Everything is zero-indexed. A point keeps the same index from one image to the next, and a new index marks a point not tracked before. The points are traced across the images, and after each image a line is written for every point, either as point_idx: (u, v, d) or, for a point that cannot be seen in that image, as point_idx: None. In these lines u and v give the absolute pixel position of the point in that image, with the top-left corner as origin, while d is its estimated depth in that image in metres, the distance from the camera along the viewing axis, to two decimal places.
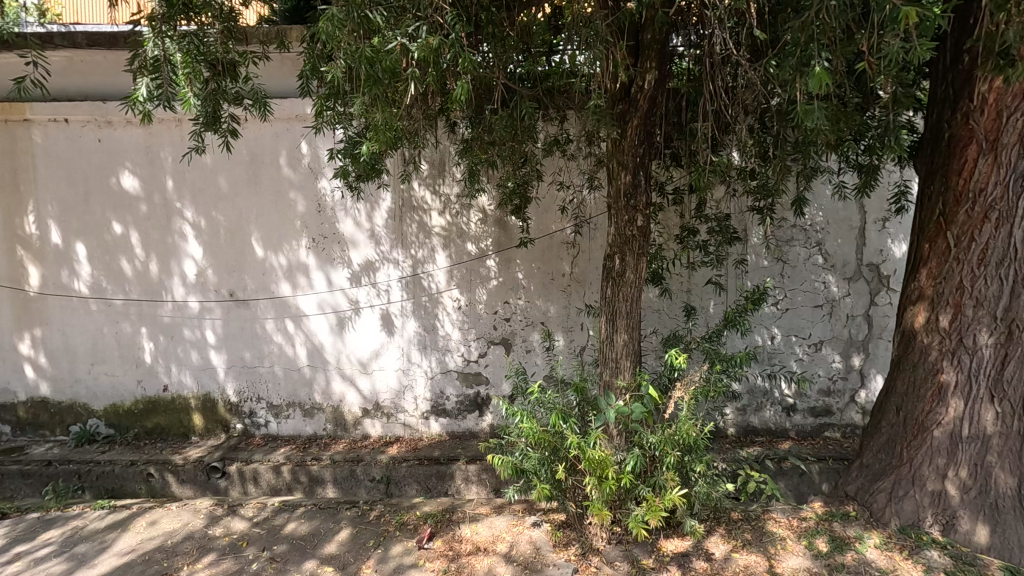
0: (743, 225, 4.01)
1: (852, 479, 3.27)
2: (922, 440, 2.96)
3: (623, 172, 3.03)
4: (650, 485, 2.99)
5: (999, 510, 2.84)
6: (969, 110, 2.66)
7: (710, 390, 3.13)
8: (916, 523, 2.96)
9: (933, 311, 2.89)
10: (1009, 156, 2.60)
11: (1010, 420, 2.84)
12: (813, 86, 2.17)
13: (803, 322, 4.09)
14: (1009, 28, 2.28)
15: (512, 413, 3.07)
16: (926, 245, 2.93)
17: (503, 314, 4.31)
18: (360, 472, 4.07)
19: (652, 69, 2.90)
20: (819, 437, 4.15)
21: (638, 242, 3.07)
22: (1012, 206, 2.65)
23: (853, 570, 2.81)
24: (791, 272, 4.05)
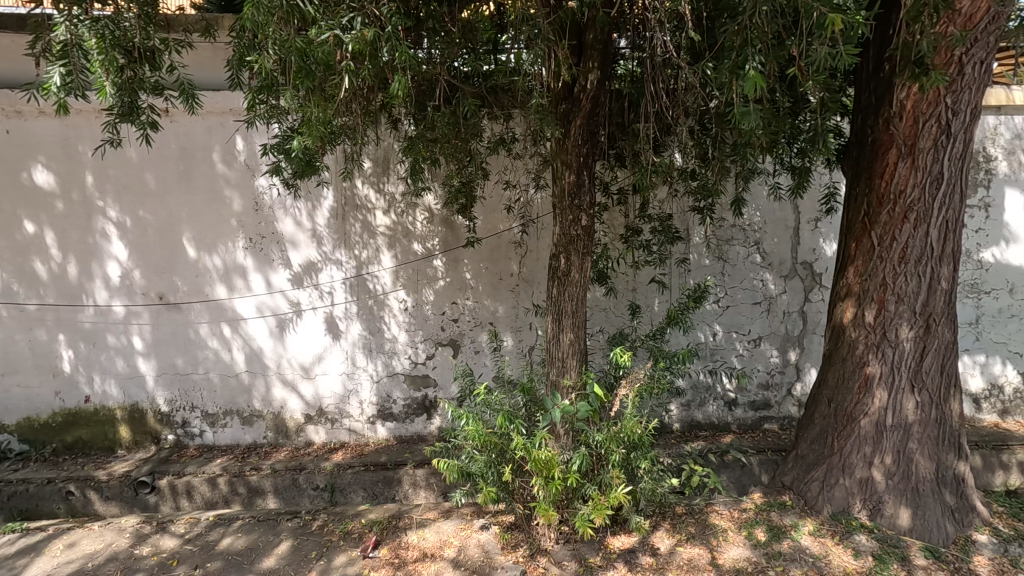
0: (685, 225, 4.10)
1: (789, 470, 3.40)
2: (851, 430, 3.10)
3: (567, 172, 3.04)
4: (596, 483, 3.01)
5: (920, 494, 3.01)
6: (890, 116, 2.80)
7: (654, 387, 3.18)
8: (846, 510, 3.10)
9: (859, 307, 3.04)
10: (926, 160, 2.75)
11: (929, 409, 3.01)
12: (748, 89, 2.23)
13: (743, 319, 4.22)
14: (923, 39, 2.46)
15: (458, 416, 3.03)
16: (852, 244, 3.07)
17: (450, 314, 4.25)
18: (303, 481, 3.90)
19: (595, 69, 2.92)
20: (759, 429, 4.29)
21: (582, 241, 3.09)
22: (928, 207, 2.81)
23: (789, 558, 2.91)
24: (731, 270, 4.18)
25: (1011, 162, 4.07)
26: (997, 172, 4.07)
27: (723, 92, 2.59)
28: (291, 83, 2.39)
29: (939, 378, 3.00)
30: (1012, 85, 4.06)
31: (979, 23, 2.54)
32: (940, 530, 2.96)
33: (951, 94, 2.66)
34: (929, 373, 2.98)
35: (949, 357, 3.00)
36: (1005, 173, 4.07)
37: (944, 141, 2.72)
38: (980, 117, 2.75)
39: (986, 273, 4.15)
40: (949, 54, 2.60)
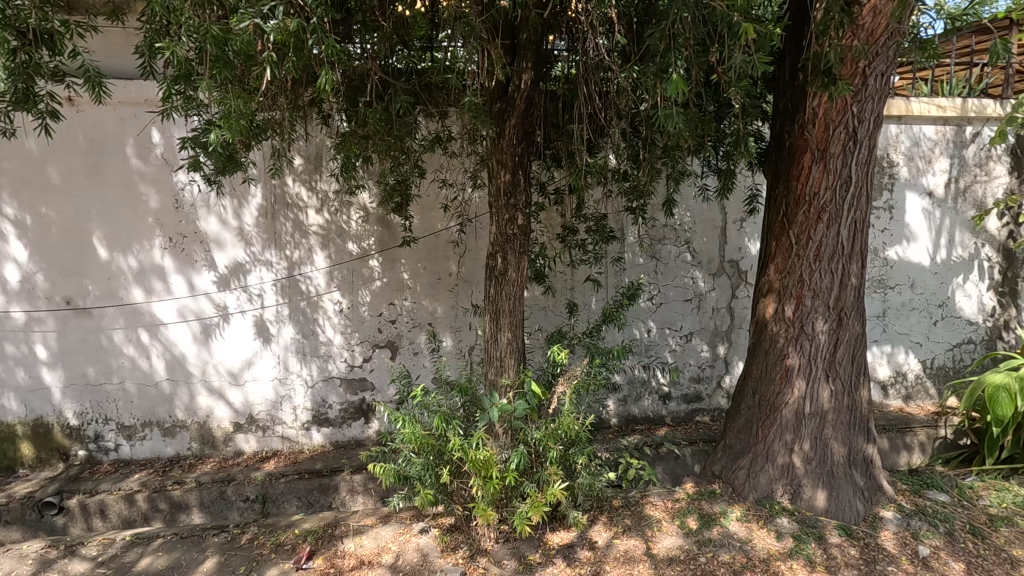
0: (620, 225, 4.20)
1: (718, 460, 3.56)
2: (773, 419, 3.28)
3: (502, 171, 3.04)
4: (534, 481, 3.04)
5: (835, 476, 3.22)
6: (804, 123, 2.98)
7: (590, 383, 3.23)
8: (770, 495, 3.27)
9: (780, 302, 3.22)
10: (836, 164, 2.94)
11: (841, 397, 3.22)
12: (671, 92, 2.32)
13: (675, 315, 4.38)
14: (830, 50, 2.67)
15: (395, 419, 2.97)
16: (773, 243, 3.25)
17: (388, 315, 4.16)
18: (231, 493, 3.70)
19: (528, 69, 2.94)
20: (692, 421, 4.46)
21: (519, 240, 3.10)
22: (839, 208, 3.00)
23: (718, 543, 3.04)
24: (663, 268, 4.32)
25: (911, 168, 4.43)
26: (899, 176, 4.42)
27: (648, 95, 2.68)
28: (207, 72, 2.25)
29: (850, 367, 3.22)
30: (910, 97, 4.42)
31: (880, 38, 2.74)
32: (853, 509, 3.18)
33: (857, 103, 2.86)
34: (841, 363, 3.19)
35: (859, 348, 3.23)
36: (906, 178, 4.43)
37: (852, 146, 2.92)
38: (882, 125, 2.97)
39: (890, 269, 4.49)
40: (854, 66, 2.80)
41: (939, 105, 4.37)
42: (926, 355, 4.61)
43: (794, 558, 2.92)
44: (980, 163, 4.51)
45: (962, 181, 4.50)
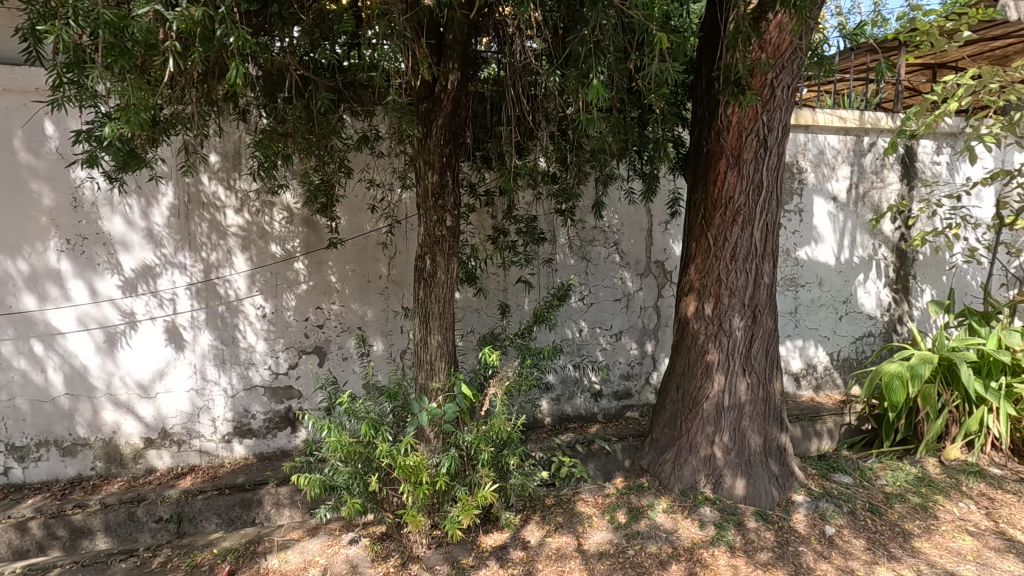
0: (551, 227, 4.25)
1: (646, 454, 3.68)
2: (695, 413, 3.43)
3: (430, 172, 3.01)
4: (465, 484, 3.02)
5: (752, 465, 3.40)
6: (720, 130, 3.14)
7: (521, 384, 3.25)
8: (694, 486, 3.42)
9: (700, 301, 3.37)
10: (749, 170, 3.12)
11: (757, 389, 3.41)
12: (592, 97, 2.38)
13: (605, 315, 4.48)
14: (738, 62, 2.86)
15: (320, 427, 2.87)
16: (693, 244, 3.40)
17: (315, 320, 4.01)
18: (142, 514, 3.43)
19: (455, 70, 2.93)
20: (622, 417, 4.59)
21: (448, 242, 3.08)
22: (752, 211, 3.18)
23: (646, 535, 3.14)
24: (594, 269, 4.41)
25: (817, 174, 4.76)
26: (807, 182, 4.74)
27: (572, 99, 2.73)
28: (102, 60, 2.08)
29: (764, 361, 3.41)
30: (816, 109, 4.75)
31: (785, 53, 2.94)
32: (768, 495, 3.37)
33: (766, 113, 3.04)
34: (756, 357, 3.38)
35: (772, 342, 3.43)
36: (813, 183, 4.76)
37: (763, 153, 3.10)
38: (789, 134, 3.17)
39: (801, 269, 4.81)
40: (763, 78, 2.98)
41: (841, 117, 4.72)
42: (833, 348, 4.97)
43: (716, 545, 3.05)
44: (876, 171, 4.91)
45: (861, 187, 4.88)
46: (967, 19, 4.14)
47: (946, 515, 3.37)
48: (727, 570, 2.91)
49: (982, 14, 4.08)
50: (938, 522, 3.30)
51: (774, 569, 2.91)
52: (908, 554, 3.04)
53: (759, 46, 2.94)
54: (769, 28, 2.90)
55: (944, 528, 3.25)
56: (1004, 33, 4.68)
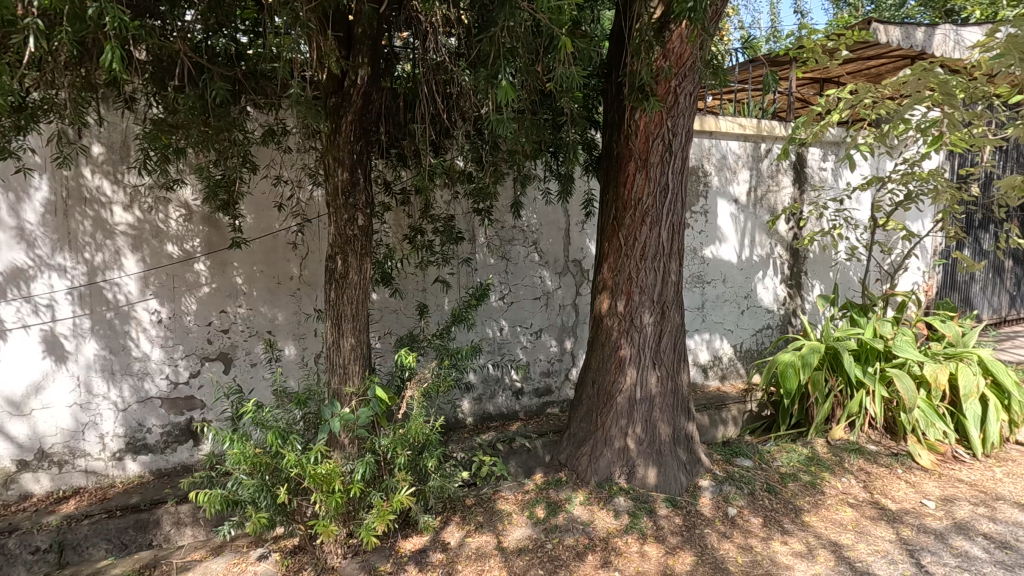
0: (470, 226, 4.24)
1: (564, 449, 3.77)
2: (610, 407, 3.55)
3: (339, 169, 2.91)
4: (381, 490, 2.95)
5: (663, 454, 3.56)
6: (629, 134, 3.26)
7: (439, 386, 3.21)
8: (609, 477, 3.54)
9: (613, 299, 3.49)
10: (656, 173, 3.26)
11: (667, 382, 3.57)
12: (501, 98, 2.42)
13: (525, 313, 4.53)
14: (642, 70, 2.99)
15: (221, 439, 2.69)
16: (606, 243, 3.51)
17: (218, 325, 3.75)
18: (13, 546, 3.07)
19: (365, 65, 2.85)
20: (543, 414, 4.67)
21: (360, 242, 3.00)
22: (660, 212, 3.33)
23: (564, 529, 3.21)
24: (513, 268, 4.44)
25: (720, 178, 5.07)
26: (712, 185, 5.04)
27: (483, 100, 2.76)
28: None
29: (673, 355, 3.57)
30: (718, 116, 5.04)
31: (687, 62, 3.10)
32: (677, 482, 3.55)
33: (671, 119, 3.20)
34: (665, 352, 3.54)
35: (680, 337, 3.60)
36: (718, 186, 5.06)
37: (668, 157, 3.25)
38: (692, 139, 3.35)
39: (707, 267, 5.10)
40: (667, 85, 3.13)
41: (741, 124, 5.04)
42: (736, 340, 5.31)
43: (629, 533, 3.18)
44: (772, 175, 5.30)
45: (759, 190, 5.25)
46: (845, 39, 4.57)
47: (831, 490, 3.70)
48: (639, 557, 3.04)
49: (857, 35, 4.53)
50: (824, 497, 3.61)
51: (681, 552, 3.07)
52: (798, 528, 3.31)
53: (663, 55, 3.09)
54: (672, 38, 3.05)
55: (829, 502, 3.56)
56: (877, 53, 5.19)
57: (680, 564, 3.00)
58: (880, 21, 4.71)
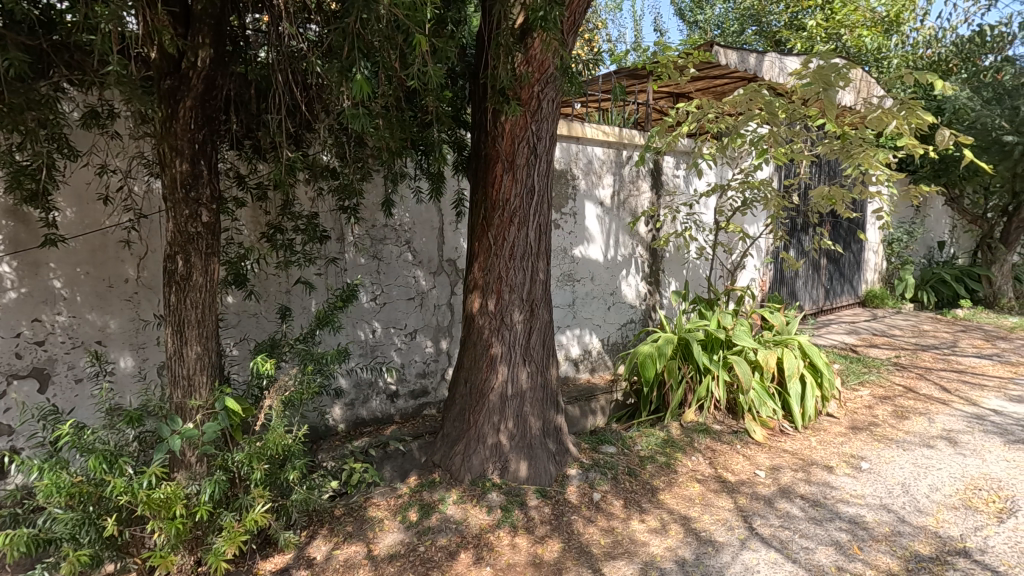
0: (337, 224, 4.05)
1: (438, 449, 3.76)
2: (482, 405, 3.59)
3: (177, 160, 2.64)
4: (235, 510, 2.72)
5: (533, 447, 3.67)
6: (495, 135, 3.33)
7: (301, 394, 3.02)
8: (482, 474, 3.58)
9: (484, 298, 3.55)
10: (522, 175, 3.36)
11: (537, 377, 3.68)
12: (356, 92, 2.42)
13: (399, 314, 4.42)
14: (501, 74, 3.09)
15: (29, 469, 2.31)
16: (476, 242, 3.55)
17: (31, 336, 3.19)
18: None
19: (206, 46, 2.63)
20: (419, 415, 4.59)
21: (205, 240, 2.74)
22: (527, 212, 3.42)
23: (437, 529, 3.20)
24: (385, 268, 4.32)
25: (587, 182, 5.34)
26: (579, 188, 5.29)
27: (339, 95, 2.74)
28: None
29: (543, 350, 3.69)
30: (584, 124, 5.29)
31: (549, 69, 3.24)
32: (547, 473, 3.68)
33: (535, 123, 3.31)
34: (535, 348, 3.64)
35: (549, 333, 3.72)
36: (585, 189, 5.33)
37: (534, 160, 3.36)
38: (556, 142, 3.48)
39: (576, 266, 5.35)
40: (530, 90, 3.24)
41: (604, 132, 5.33)
42: (604, 335, 5.64)
43: (500, 527, 3.24)
44: (633, 180, 5.70)
45: (622, 194, 5.62)
46: (692, 58, 5.04)
47: (683, 468, 4.07)
48: (509, 549, 3.11)
49: (701, 56, 5.02)
50: (677, 475, 3.96)
51: (549, 540, 3.19)
52: (654, 506, 3.59)
53: (526, 61, 3.19)
54: (534, 45, 3.16)
55: (681, 480, 3.91)
56: (720, 74, 5.76)
57: (548, 552, 3.11)
58: (720, 45, 5.24)
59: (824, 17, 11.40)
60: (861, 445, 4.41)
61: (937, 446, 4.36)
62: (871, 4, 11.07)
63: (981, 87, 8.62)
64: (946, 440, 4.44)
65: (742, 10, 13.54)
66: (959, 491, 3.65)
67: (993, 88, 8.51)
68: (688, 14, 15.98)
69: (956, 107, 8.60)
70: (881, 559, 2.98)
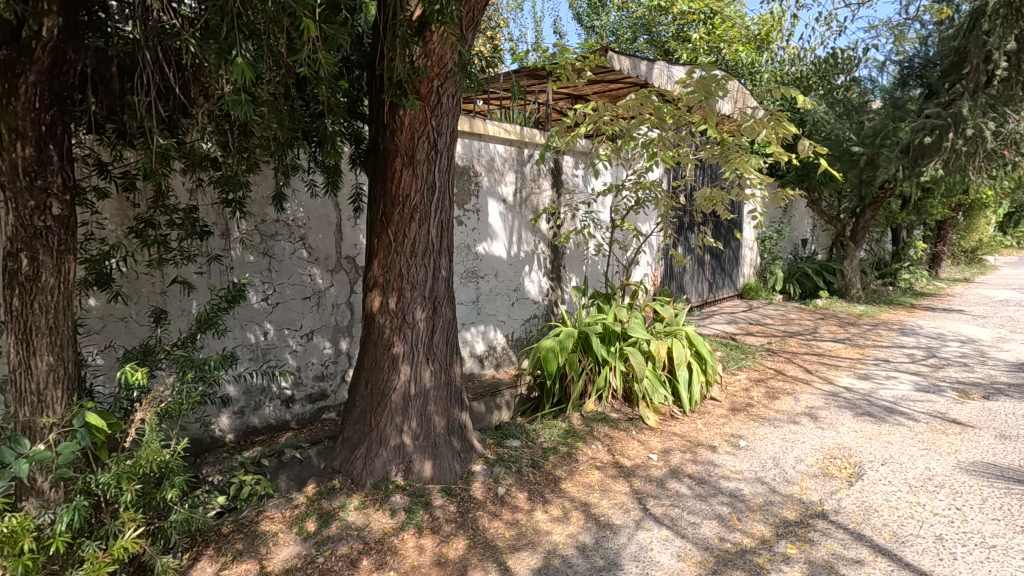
0: (220, 219, 3.74)
1: (337, 455, 3.62)
2: (384, 407, 3.50)
3: (19, 143, 2.30)
4: (100, 538, 2.44)
5: (438, 446, 3.64)
6: (394, 129, 3.24)
7: (181, 404, 2.76)
8: (385, 477, 3.50)
9: (384, 296, 3.45)
10: (422, 170, 3.30)
11: (440, 375, 3.64)
12: (236, 77, 2.25)
13: (294, 314, 4.17)
14: (396, 67, 3.01)
15: None
16: (375, 239, 3.44)
17: None
18: None
19: (55, 15, 2.31)
20: (317, 420, 4.38)
21: (56, 235, 2.41)
22: (428, 209, 3.37)
23: (336, 538, 3.07)
24: (277, 266, 4.06)
25: (489, 178, 5.37)
26: (482, 185, 5.31)
27: (219, 79, 2.52)
28: None
29: (445, 349, 3.66)
30: (486, 121, 5.29)
31: (448, 64, 3.19)
32: (451, 471, 3.66)
33: (435, 118, 3.26)
34: (438, 346, 3.60)
35: (452, 331, 3.70)
36: (487, 186, 5.36)
37: (434, 155, 3.31)
38: (456, 139, 3.45)
39: (480, 263, 5.37)
40: (430, 85, 3.18)
41: (506, 130, 5.36)
42: (508, 331, 5.71)
43: (405, 529, 3.18)
44: (534, 179, 5.82)
45: (524, 192, 5.72)
46: (589, 62, 5.24)
47: (584, 457, 4.23)
48: (414, 551, 3.06)
49: (598, 61, 5.23)
50: (578, 464, 4.11)
51: (454, 538, 3.18)
52: (556, 496, 3.70)
53: (424, 55, 3.13)
54: (433, 39, 3.10)
55: (581, 468, 4.07)
56: (615, 78, 5.93)
57: (453, 550, 3.10)
58: (614, 51, 5.47)
59: (706, 31, 12.36)
60: (740, 425, 4.85)
61: (802, 421, 4.90)
62: (745, 22, 12.18)
63: (835, 103, 9.89)
64: (808, 416, 5.00)
65: (635, 19, 14.32)
66: (819, 461, 4.13)
67: (844, 105, 9.80)
68: (585, 19, 16.61)
69: (815, 120, 9.70)
70: (756, 528, 3.29)
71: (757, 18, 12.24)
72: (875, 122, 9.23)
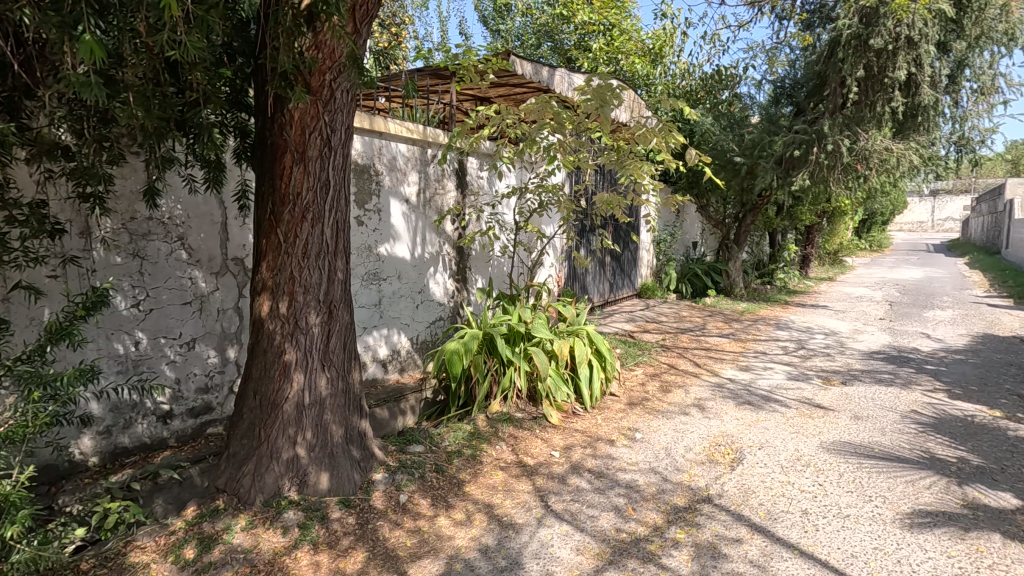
0: (76, 215, 3.34)
1: (222, 472, 3.35)
2: (275, 418, 3.29)
3: None
4: None
5: (335, 457, 3.48)
6: (283, 124, 3.06)
7: (25, 428, 2.41)
8: (277, 493, 3.30)
9: (274, 301, 3.24)
10: (315, 168, 3.13)
11: (337, 382, 3.48)
12: (85, 56, 2.01)
13: (171, 322, 3.80)
14: (281, 57, 2.83)
15: None
16: (264, 240, 3.22)
17: None
18: None
19: None
20: (201, 436, 4.02)
21: None
22: (322, 208, 3.20)
23: (220, 564, 2.84)
24: (151, 269, 3.68)
25: (391, 178, 5.23)
26: (383, 184, 5.15)
27: (66, 58, 2.23)
28: None
29: (343, 355, 3.50)
30: (387, 118, 5.15)
31: (339, 58, 3.06)
32: (350, 481, 3.51)
33: (327, 114, 3.11)
34: (335, 352, 3.44)
35: (349, 335, 3.54)
36: (389, 185, 5.21)
37: (327, 152, 3.16)
38: (352, 135, 3.32)
39: (382, 265, 5.21)
40: (321, 78, 3.04)
41: (408, 129, 5.24)
42: (413, 334, 5.59)
43: (298, 547, 3.01)
44: (437, 179, 5.75)
45: (427, 193, 5.63)
46: (491, 65, 5.23)
47: (488, 458, 4.23)
48: (308, 569, 2.89)
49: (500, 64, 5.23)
50: (482, 466, 4.11)
51: (352, 552, 3.05)
52: (460, 499, 3.67)
53: (314, 46, 2.98)
54: (323, 31, 2.96)
55: (485, 470, 4.07)
56: (518, 81, 6.01)
57: (351, 564, 2.97)
58: (516, 55, 5.46)
59: (606, 42, 12.93)
60: (636, 418, 5.09)
61: (691, 412, 5.24)
62: (641, 36, 12.87)
63: (719, 116, 10.70)
64: (697, 407, 5.37)
65: (539, 26, 14.67)
66: (705, 448, 4.44)
67: (727, 117, 10.65)
68: (491, 23, 16.80)
69: (703, 131, 10.46)
70: (649, 516, 3.46)
71: (651, 33, 12.98)
72: (753, 135, 10.10)
